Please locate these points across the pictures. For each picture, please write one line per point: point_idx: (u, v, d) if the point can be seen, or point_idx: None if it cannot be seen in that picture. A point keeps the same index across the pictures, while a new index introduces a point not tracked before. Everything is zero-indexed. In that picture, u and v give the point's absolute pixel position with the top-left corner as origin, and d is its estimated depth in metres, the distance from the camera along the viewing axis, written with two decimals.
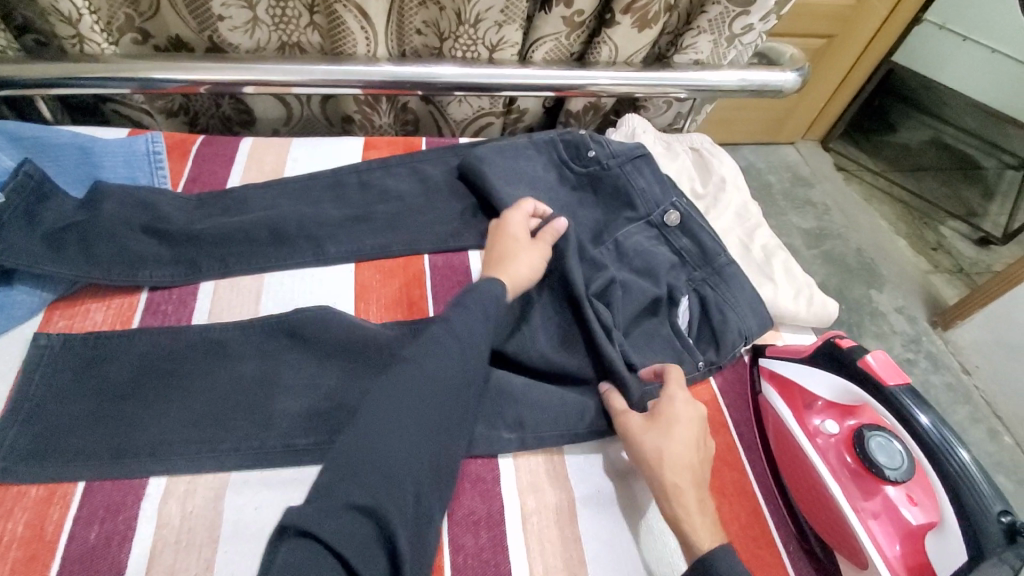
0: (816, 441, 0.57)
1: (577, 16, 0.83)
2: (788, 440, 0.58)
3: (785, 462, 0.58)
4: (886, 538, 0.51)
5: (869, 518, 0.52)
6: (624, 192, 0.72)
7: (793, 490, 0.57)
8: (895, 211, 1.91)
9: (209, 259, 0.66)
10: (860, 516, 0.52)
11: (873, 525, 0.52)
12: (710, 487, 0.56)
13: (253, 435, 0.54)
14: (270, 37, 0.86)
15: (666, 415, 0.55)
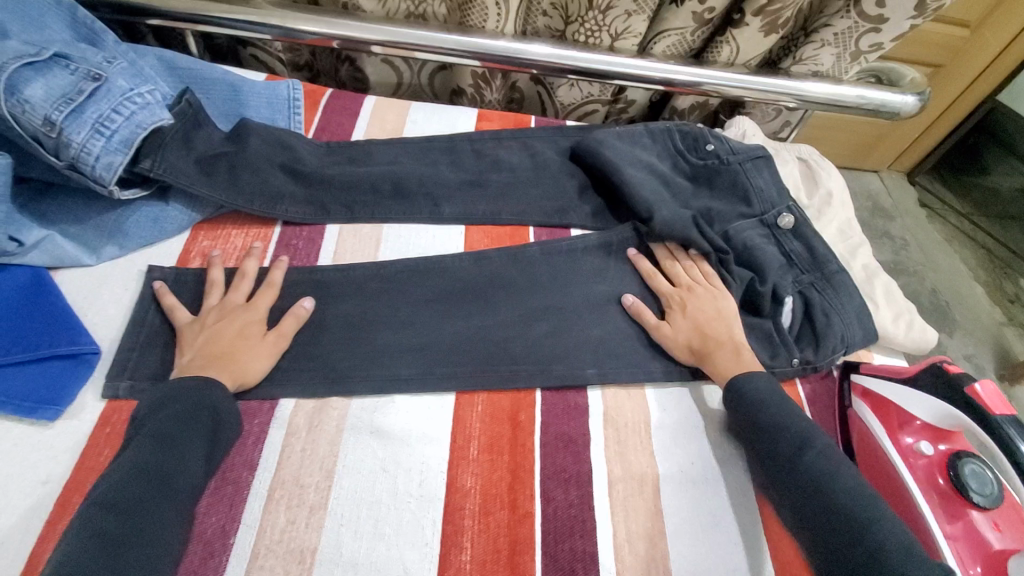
0: (906, 459, 0.57)
1: (707, 13, 0.83)
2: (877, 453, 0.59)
3: (869, 475, 0.58)
4: (967, 559, 0.51)
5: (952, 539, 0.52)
6: (741, 188, 0.77)
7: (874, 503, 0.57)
8: (977, 257, 1.83)
9: (335, 203, 0.71)
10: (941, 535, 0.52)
11: (956, 545, 0.52)
12: None
13: (401, 369, 0.59)
14: (399, 8, 0.91)
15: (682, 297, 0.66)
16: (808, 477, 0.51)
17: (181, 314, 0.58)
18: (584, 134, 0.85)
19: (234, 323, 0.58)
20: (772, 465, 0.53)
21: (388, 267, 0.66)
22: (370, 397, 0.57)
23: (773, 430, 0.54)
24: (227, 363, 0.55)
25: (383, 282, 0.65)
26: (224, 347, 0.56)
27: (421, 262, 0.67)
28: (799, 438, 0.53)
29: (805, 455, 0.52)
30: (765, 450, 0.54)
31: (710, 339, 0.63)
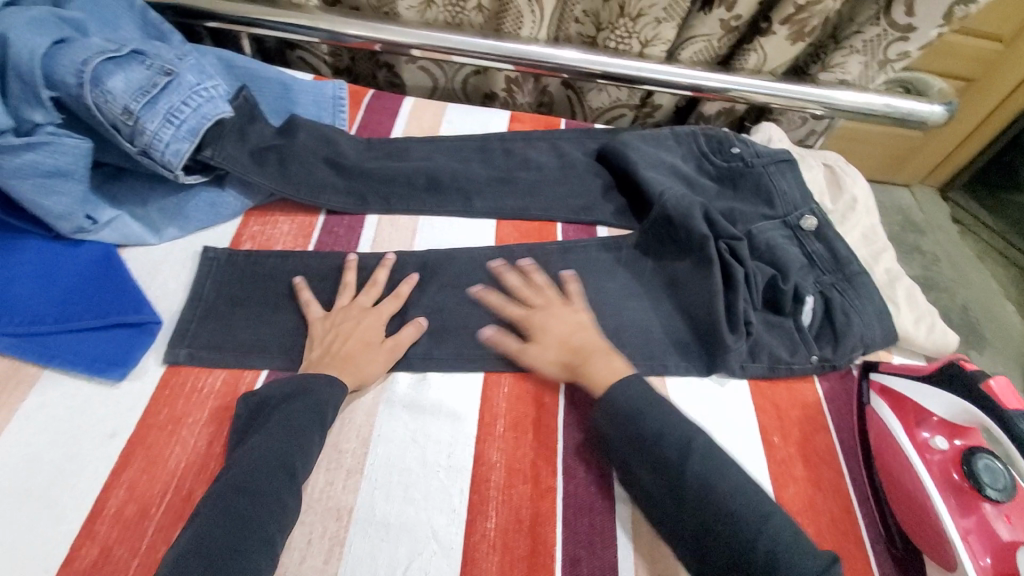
0: (921, 454, 0.58)
1: (734, 21, 0.86)
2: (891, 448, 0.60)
3: (884, 469, 0.60)
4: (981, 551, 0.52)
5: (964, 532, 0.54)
6: (765, 191, 0.79)
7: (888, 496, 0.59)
8: (1012, 275, 1.79)
9: (374, 195, 0.75)
10: (956, 527, 0.53)
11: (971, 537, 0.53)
12: (806, 478, 0.60)
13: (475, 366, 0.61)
14: (438, 16, 0.95)
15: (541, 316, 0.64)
16: (697, 491, 0.50)
17: (313, 314, 0.63)
18: (612, 137, 0.88)
19: (355, 328, 0.61)
20: (656, 475, 0.52)
21: (422, 256, 0.70)
22: (404, 372, 0.61)
23: (657, 436, 0.53)
24: (350, 366, 0.58)
25: (418, 270, 0.69)
26: (346, 351, 0.59)
27: (453, 252, 0.71)
28: (684, 438, 0.53)
29: (689, 461, 0.51)
30: (642, 456, 0.53)
31: (580, 350, 0.60)
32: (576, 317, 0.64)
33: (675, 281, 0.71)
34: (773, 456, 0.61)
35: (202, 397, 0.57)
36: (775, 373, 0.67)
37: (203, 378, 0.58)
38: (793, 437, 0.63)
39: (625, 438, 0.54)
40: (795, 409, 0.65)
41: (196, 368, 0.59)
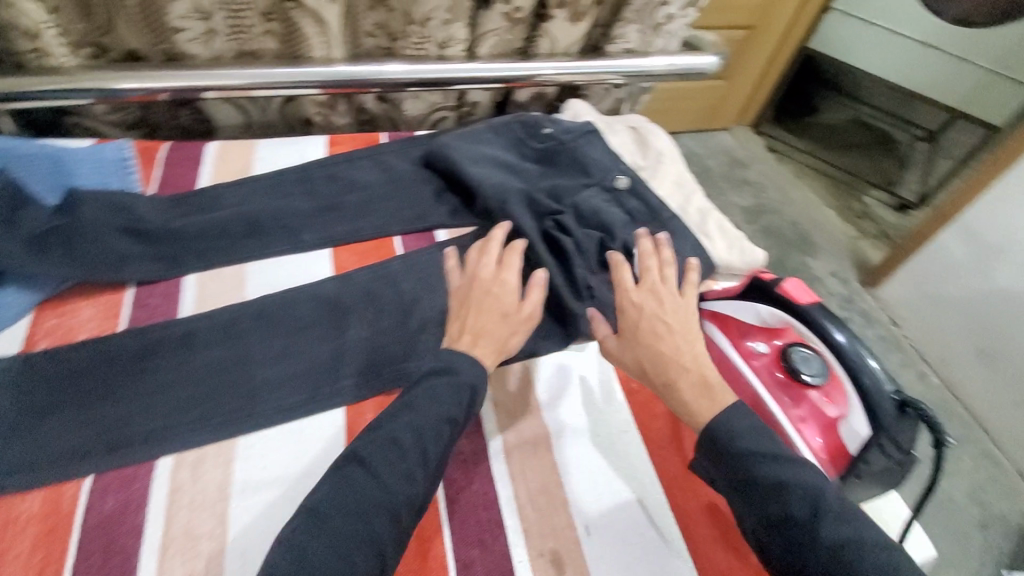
0: (751, 363, 0.66)
1: (516, 13, 0.91)
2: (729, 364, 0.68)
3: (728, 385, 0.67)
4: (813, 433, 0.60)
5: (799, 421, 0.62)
6: (580, 161, 0.84)
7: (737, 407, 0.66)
8: (824, 186, 2.08)
9: (188, 254, 0.70)
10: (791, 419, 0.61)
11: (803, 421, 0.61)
12: (666, 413, 0.66)
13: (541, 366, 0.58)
14: (227, 47, 0.87)
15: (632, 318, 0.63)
16: (820, 560, 0.46)
17: (454, 283, 0.67)
18: (432, 142, 0.89)
19: (485, 302, 0.63)
20: (778, 533, 0.49)
21: (257, 306, 0.66)
22: (257, 430, 0.58)
23: (775, 492, 0.49)
24: (502, 335, 0.62)
25: (255, 322, 0.65)
26: (482, 329, 0.61)
27: (290, 295, 0.67)
28: (813, 496, 0.49)
29: (820, 524, 0.47)
30: (763, 513, 0.50)
31: (670, 365, 0.59)
32: (666, 324, 0.62)
33: (520, 265, 0.74)
34: (634, 401, 0.66)
35: (19, 526, 0.50)
36: None
37: (17, 505, 0.51)
38: None
39: (752, 503, 0.50)
40: None
41: (4, 499, 0.51)
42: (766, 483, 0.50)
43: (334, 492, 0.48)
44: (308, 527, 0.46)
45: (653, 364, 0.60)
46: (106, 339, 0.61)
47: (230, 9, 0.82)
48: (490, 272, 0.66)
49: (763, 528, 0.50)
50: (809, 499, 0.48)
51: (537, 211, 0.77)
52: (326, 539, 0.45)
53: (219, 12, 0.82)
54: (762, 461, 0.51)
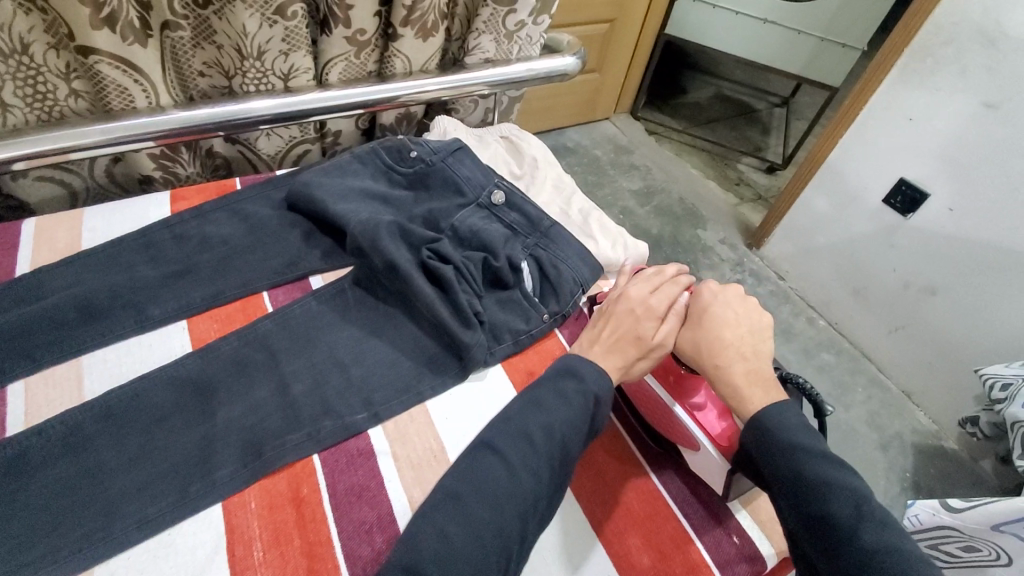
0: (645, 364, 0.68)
1: (360, 35, 0.86)
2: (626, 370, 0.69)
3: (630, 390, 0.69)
4: (714, 419, 0.63)
5: (698, 410, 0.63)
6: (452, 182, 0.81)
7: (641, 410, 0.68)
8: (701, 160, 2.21)
9: (6, 358, 0.59)
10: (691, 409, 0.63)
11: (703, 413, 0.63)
12: None
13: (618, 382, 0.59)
14: (27, 118, 0.76)
15: (695, 315, 0.64)
16: (855, 562, 0.48)
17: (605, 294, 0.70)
18: (294, 180, 0.82)
19: (624, 318, 0.64)
20: (819, 529, 0.50)
21: (102, 404, 0.57)
22: (117, 555, 0.49)
23: (821, 493, 0.51)
24: (631, 355, 0.63)
25: (104, 425, 0.56)
26: (621, 342, 0.63)
27: (143, 383, 0.59)
28: (856, 498, 0.50)
29: (861, 525, 0.49)
30: (807, 507, 0.51)
31: (730, 354, 0.60)
32: (728, 321, 0.62)
33: (403, 301, 0.70)
34: None
35: None
36: (521, 344, 0.71)
37: None
38: None
39: (796, 500, 0.52)
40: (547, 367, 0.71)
41: None
42: (813, 484, 0.51)
43: (468, 475, 0.53)
44: (447, 509, 0.50)
45: (710, 356, 0.61)
46: None
47: (22, 78, 0.72)
48: (639, 292, 0.66)
49: (804, 528, 0.51)
50: (853, 501, 0.50)
51: (412, 242, 0.72)
52: (463, 521, 0.49)
53: (5, 84, 0.72)
54: (812, 459, 0.53)
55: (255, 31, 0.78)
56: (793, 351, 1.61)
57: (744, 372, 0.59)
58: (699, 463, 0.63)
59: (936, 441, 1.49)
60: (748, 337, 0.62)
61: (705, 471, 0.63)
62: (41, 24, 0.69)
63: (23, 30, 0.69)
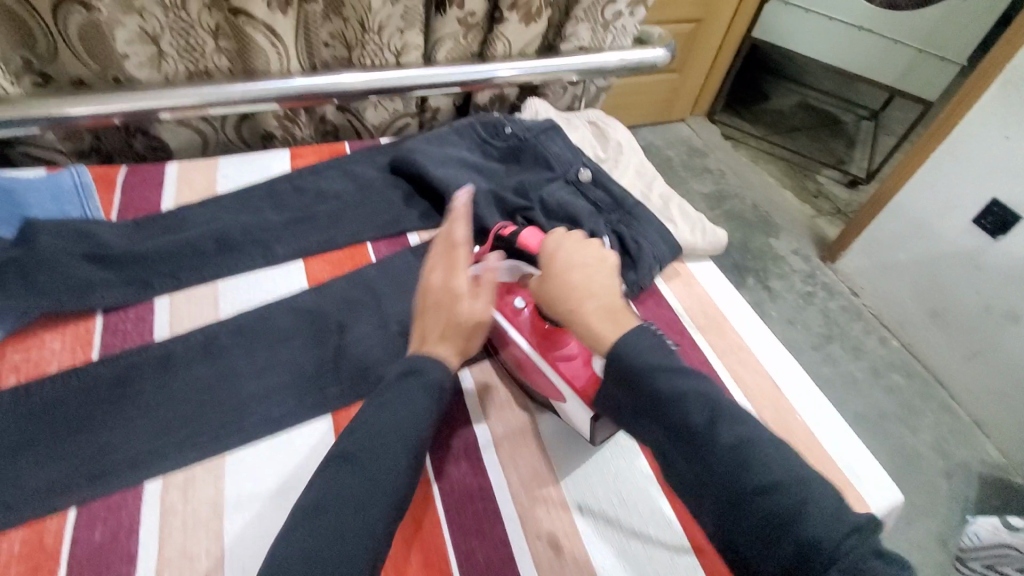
0: (512, 319, 0.66)
1: (470, 17, 0.93)
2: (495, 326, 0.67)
3: (503, 346, 0.68)
4: (576, 368, 0.61)
5: (562, 361, 0.62)
6: (542, 158, 0.86)
7: (517, 364, 0.67)
8: (778, 168, 2.16)
9: (159, 276, 0.69)
10: (553, 362, 0.62)
11: (569, 365, 0.62)
12: None
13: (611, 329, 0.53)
14: (178, 69, 0.86)
15: (546, 262, 0.60)
16: (724, 460, 0.47)
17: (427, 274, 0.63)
18: (398, 147, 0.89)
19: (446, 310, 0.59)
20: (676, 440, 0.49)
21: (236, 322, 0.66)
22: (247, 445, 0.58)
23: (676, 402, 0.49)
24: (458, 341, 0.59)
25: (238, 341, 0.65)
26: (447, 332, 0.59)
27: (268, 310, 0.67)
28: (710, 406, 0.49)
29: (717, 429, 0.48)
30: (664, 423, 0.50)
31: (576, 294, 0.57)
32: (571, 264, 0.59)
33: None
34: None
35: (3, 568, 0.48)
36: None
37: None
38: None
39: (656, 414, 0.50)
40: None
41: None
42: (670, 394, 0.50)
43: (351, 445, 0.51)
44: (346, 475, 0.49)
45: (557, 298, 0.58)
46: (81, 376, 0.59)
47: (176, 30, 0.82)
48: (451, 279, 0.61)
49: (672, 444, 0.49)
50: (706, 407, 0.49)
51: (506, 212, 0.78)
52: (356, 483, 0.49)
53: (165, 35, 0.82)
54: (663, 373, 0.51)
55: (379, 9, 0.86)
56: (860, 368, 1.56)
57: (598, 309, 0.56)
58: (573, 416, 0.63)
59: (1008, 477, 1.41)
60: (598, 270, 0.59)
61: (575, 418, 0.63)
62: None
63: None
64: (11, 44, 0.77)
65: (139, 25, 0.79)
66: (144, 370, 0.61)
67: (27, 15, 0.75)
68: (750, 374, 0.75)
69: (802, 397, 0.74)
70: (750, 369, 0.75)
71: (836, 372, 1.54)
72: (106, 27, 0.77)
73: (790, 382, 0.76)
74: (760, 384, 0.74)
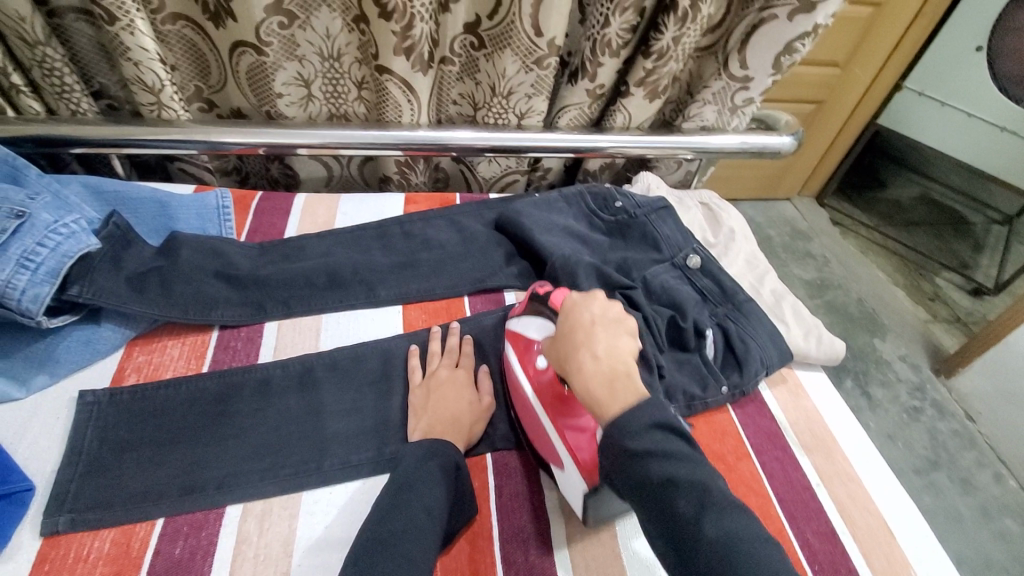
0: (530, 379, 0.63)
1: (599, 89, 0.94)
2: (516, 383, 0.66)
3: (519, 407, 0.65)
4: (580, 440, 0.57)
5: (567, 430, 0.58)
6: (651, 238, 0.84)
7: (526, 427, 0.64)
8: (892, 265, 1.99)
9: (272, 301, 0.73)
10: (556, 429, 0.59)
11: (577, 436, 0.58)
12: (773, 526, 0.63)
13: (667, 409, 0.49)
14: (321, 111, 0.94)
15: (571, 316, 0.56)
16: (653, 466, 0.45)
17: (447, 365, 0.68)
18: (506, 205, 0.90)
19: (443, 398, 0.64)
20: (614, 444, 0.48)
21: (332, 359, 0.68)
22: (324, 485, 0.58)
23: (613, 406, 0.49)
24: (457, 426, 0.62)
25: (332, 376, 0.67)
26: (441, 417, 0.62)
27: (363, 352, 0.69)
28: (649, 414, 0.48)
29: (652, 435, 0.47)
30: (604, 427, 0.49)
31: (583, 351, 0.53)
32: (583, 323, 0.55)
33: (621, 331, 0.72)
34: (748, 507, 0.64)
35: (88, 566, 0.50)
36: (694, 409, 0.70)
37: (88, 543, 0.52)
38: (747, 475, 0.67)
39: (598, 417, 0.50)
40: (715, 440, 0.70)
41: (80, 533, 0.52)
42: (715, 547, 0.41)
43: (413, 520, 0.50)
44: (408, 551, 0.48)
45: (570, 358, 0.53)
46: (190, 388, 0.63)
47: (327, 79, 0.90)
48: (433, 376, 0.67)
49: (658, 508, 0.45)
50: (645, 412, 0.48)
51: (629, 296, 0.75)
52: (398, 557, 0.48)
53: (316, 81, 0.90)
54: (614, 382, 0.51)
55: (512, 74, 0.89)
56: (971, 507, 1.36)
57: (600, 373, 0.51)
58: (568, 488, 0.58)
59: None
60: (612, 335, 0.54)
61: (570, 491, 0.58)
62: (356, 42, 0.87)
63: (343, 44, 0.87)
64: (190, 75, 0.89)
65: (297, 71, 0.87)
66: (246, 391, 0.64)
67: (207, 48, 0.85)
68: (858, 510, 0.66)
69: (921, 554, 0.64)
70: (859, 507, 0.67)
71: (939, 506, 1.35)
72: (270, 70, 0.85)
73: (912, 534, 0.66)
74: (870, 526, 0.65)
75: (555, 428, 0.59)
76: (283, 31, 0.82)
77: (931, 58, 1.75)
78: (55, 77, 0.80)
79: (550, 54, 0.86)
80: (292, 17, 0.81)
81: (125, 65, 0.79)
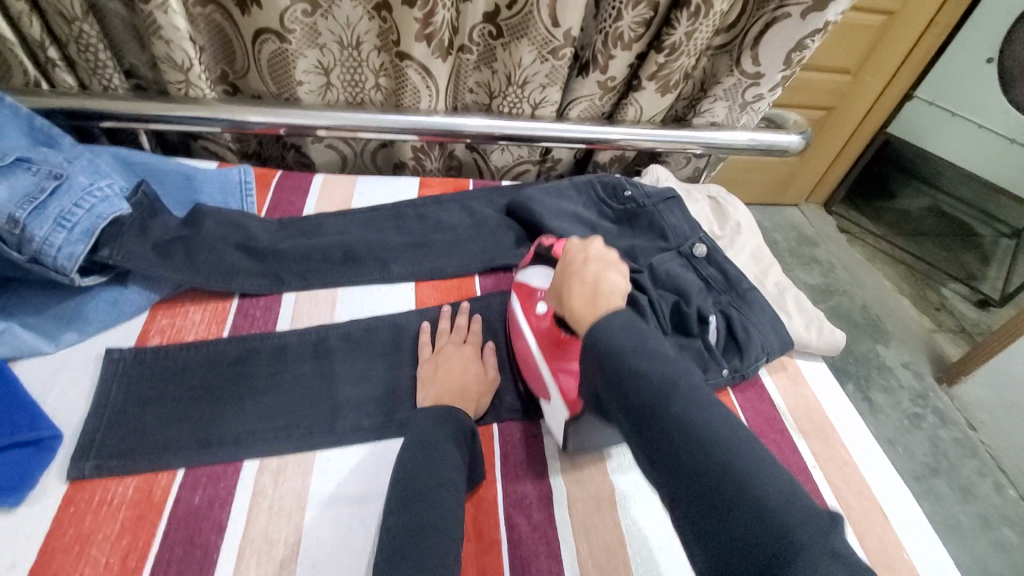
0: (532, 324, 0.68)
1: (611, 82, 0.96)
2: (518, 327, 0.71)
3: (518, 349, 0.70)
4: (570, 383, 0.63)
5: (561, 373, 0.64)
6: (659, 226, 0.86)
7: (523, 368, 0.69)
8: (897, 272, 2.00)
9: (290, 274, 0.75)
10: (549, 371, 0.64)
11: (566, 377, 0.63)
12: None
13: None
14: (340, 98, 0.97)
15: (571, 253, 0.63)
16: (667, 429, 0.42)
17: (457, 339, 0.71)
18: (518, 192, 0.93)
19: (453, 369, 0.66)
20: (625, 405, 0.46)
21: (347, 330, 0.71)
22: (337, 446, 0.61)
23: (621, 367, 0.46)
24: (466, 395, 0.65)
25: (346, 346, 0.69)
26: (450, 385, 0.65)
27: (376, 324, 0.72)
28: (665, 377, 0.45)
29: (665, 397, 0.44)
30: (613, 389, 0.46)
31: (574, 278, 0.59)
32: (578, 256, 0.61)
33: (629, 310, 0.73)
34: None
35: (112, 510, 0.53)
36: None
37: (113, 488, 0.54)
38: None
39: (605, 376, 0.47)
40: None
41: (105, 479, 0.55)
42: (746, 511, 0.37)
43: (421, 477, 0.53)
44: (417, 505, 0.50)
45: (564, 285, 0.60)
46: (210, 351, 0.65)
47: (347, 67, 0.93)
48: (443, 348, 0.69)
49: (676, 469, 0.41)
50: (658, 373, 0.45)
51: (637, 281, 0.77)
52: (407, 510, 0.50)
53: (337, 69, 0.93)
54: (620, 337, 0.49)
55: (528, 65, 0.92)
56: (967, 512, 1.37)
57: (586, 296, 0.57)
58: (551, 418, 0.65)
59: None
60: (603, 268, 0.60)
61: (552, 422, 0.65)
62: (376, 30, 0.89)
63: (363, 31, 0.88)
64: (217, 58, 0.92)
65: (317, 59, 0.90)
66: (264, 356, 0.66)
67: (233, 33, 0.88)
68: (852, 495, 0.68)
69: (913, 540, 0.66)
70: (854, 491, 0.68)
71: (935, 509, 1.36)
72: (291, 57, 0.88)
73: (905, 520, 0.67)
74: (864, 509, 0.67)
75: (550, 370, 0.64)
76: (307, 19, 0.85)
77: (944, 67, 1.75)
78: (88, 53, 0.83)
79: (565, 45, 0.89)
80: (316, 6, 0.84)
81: (156, 43, 0.82)
